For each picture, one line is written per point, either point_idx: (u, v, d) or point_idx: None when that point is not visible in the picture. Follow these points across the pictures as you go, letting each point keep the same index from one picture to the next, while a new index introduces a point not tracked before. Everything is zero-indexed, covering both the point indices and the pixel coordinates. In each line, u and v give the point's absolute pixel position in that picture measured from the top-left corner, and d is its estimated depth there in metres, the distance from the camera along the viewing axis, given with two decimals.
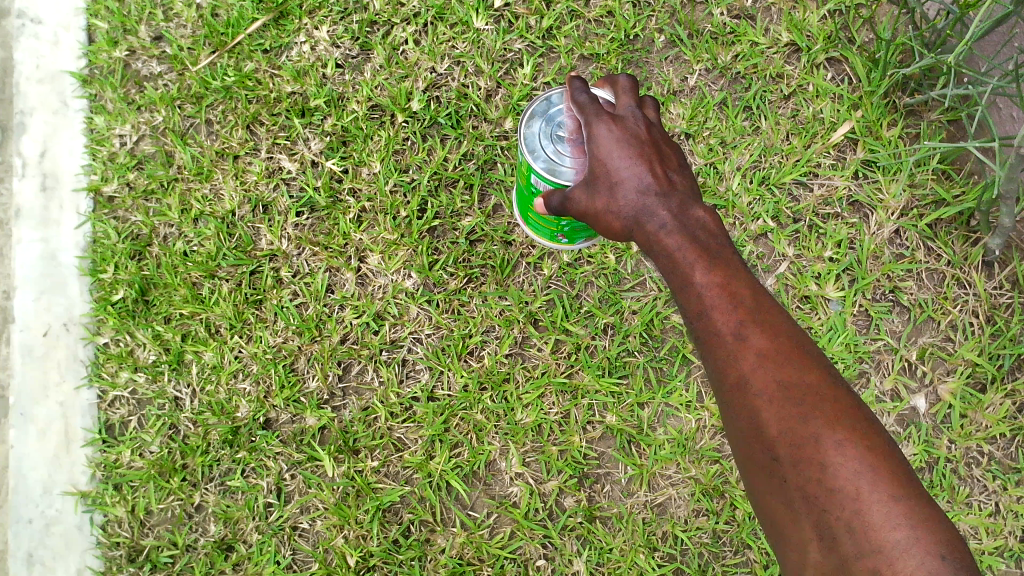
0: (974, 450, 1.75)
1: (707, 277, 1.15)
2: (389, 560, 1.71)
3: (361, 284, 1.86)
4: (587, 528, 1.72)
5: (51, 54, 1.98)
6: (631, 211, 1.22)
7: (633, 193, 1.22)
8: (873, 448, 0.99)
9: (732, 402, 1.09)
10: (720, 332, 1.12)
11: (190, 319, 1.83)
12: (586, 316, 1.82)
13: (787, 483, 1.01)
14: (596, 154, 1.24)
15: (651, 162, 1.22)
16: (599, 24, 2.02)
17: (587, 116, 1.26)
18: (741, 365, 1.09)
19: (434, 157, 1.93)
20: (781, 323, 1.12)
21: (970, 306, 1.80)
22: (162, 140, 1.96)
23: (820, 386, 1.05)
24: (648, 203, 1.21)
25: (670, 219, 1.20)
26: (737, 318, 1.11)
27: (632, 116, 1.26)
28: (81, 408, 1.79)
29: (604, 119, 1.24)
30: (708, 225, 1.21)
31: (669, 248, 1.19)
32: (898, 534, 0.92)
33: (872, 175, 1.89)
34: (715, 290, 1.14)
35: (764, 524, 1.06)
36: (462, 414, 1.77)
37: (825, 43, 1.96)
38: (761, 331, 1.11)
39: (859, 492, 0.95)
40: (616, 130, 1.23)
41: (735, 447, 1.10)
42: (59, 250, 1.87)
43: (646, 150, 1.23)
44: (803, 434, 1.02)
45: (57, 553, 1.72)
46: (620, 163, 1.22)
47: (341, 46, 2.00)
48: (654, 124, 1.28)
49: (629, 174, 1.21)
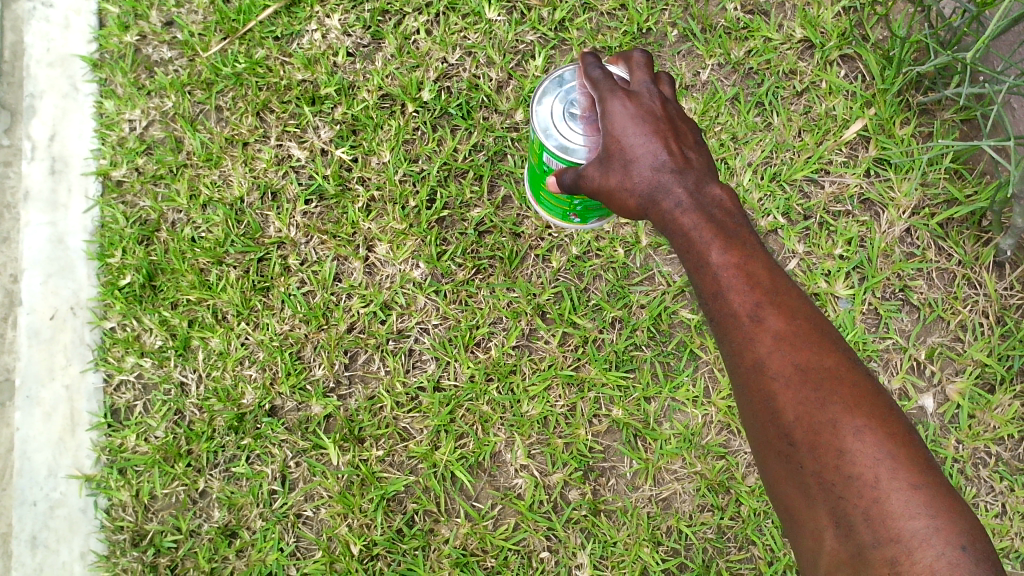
0: (981, 451, 1.74)
1: (723, 257, 1.14)
2: (392, 549, 1.71)
3: (368, 273, 1.85)
4: (591, 521, 1.72)
5: (62, 37, 1.98)
6: (646, 188, 1.21)
7: (649, 170, 1.21)
8: (892, 434, 0.99)
9: (748, 385, 1.08)
10: (736, 313, 1.11)
11: (197, 305, 1.83)
12: (594, 309, 1.82)
13: (803, 469, 1.01)
14: (611, 130, 1.23)
15: (666, 139, 1.21)
16: (611, 17, 2.01)
17: (601, 92, 1.25)
18: (757, 347, 1.08)
19: (444, 147, 1.92)
20: (798, 305, 1.12)
21: (980, 306, 1.80)
22: (172, 126, 1.95)
23: (837, 370, 1.05)
24: (663, 181, 1.20)
25: (686, 197, 1.19)
26: (754, 299, 1.11)
27: (648, 93, 1.25)
28: (87, 392, 1.79)
29: (619, 95, 1.23)
30: (724, 204, 1.21)
31: (685, 227, 1.18)
32: (917, 523, 0.91)
33: (884, 173, 1.88)
34: (732, 271, 1.13)
35: (778, 509, 1.06)
36: (467, 406, 1.77)
37: (839, 40, 1.95)
38: (778, 313, 1.10)
39: (877, 479, 0.95)
40: (631, 106, 1.23)
41: (749, 431, 1.10)
42: (67, 234, 1.86)
43: (662, 126, 1.22)
44: (820, 419, 1.01)
45: (60, 536, 1.72)
46: (635, 140, 1.21)
47: (352, 34, 2.00)
48: (670, 101, 1.27)
49: (644, 152, 1.20)
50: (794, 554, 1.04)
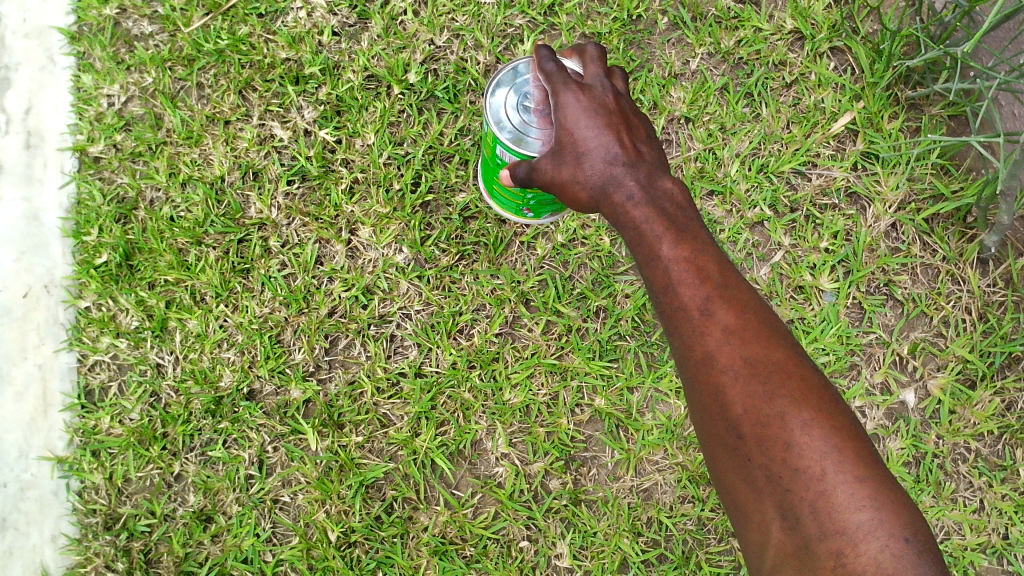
0: (961, 446, 1.74)
1: (674, 251, 1.13)
2: (371, 536, 1.69)
3: (350, 257, 1.82)
4: (571, 511, 1.71)
5: (39, 8, 1.93)
6: (598, 181, 1.19)
7: (600, 162, 1.18)
8: (839, 428, 0.98)
9: (697, 377, 1.07)
10: (687, 307, 1.09)
11: (175, 286, 1.79)
12: (578, 298, 1.81)
13: (751, 462, 1.00)
14: (563, 123, 1.21)
15: (618, 131, 1.19)
16: (602, 3, 1.98)
17: (554, 84, 1.23)
18: (706, 340, 1.07)
19: (430, 130, 1.89)
20: (748, 300, 1.10)
21: (963, 302, 1.80)
22: (151, 102, 1.91)
23: (786, 364, 1.04)
24: (615, 173, 1.18)
25: (637, 190, 1.17)
26: (704, 293, 1.09)
27: (601, 85, 1.23)
28: (61, 372, 1.75)
29: (572, 87, 1.21)
30: (675, 197, 1.18)
31: (636, 220, 1.16)
32: (863, 515, 0.92)
33: (871, 167, 1.87)
34: (682, 265, 1.12)
35: (726, 502, 1.05)
36: (449, 392, 1.75)
37: (830, 32, 1.94)
38: (728, 307, 1.09)
39: (824, 472, 0.95)
40: (584, 99, 1.21)
41: (698, 424, 1.09)
42: (41, 210, 1.82)
43: (614, 119, 1.20)
44: (768, 412, 1.01)
45: (31, 518, 1.69)
46: (587, 132, 1.19)
47: (339, 14, 1.96)
48: (623, 94, 1.25)
49: (596, 143, 1.19)
50: (742, 547, 1.03)
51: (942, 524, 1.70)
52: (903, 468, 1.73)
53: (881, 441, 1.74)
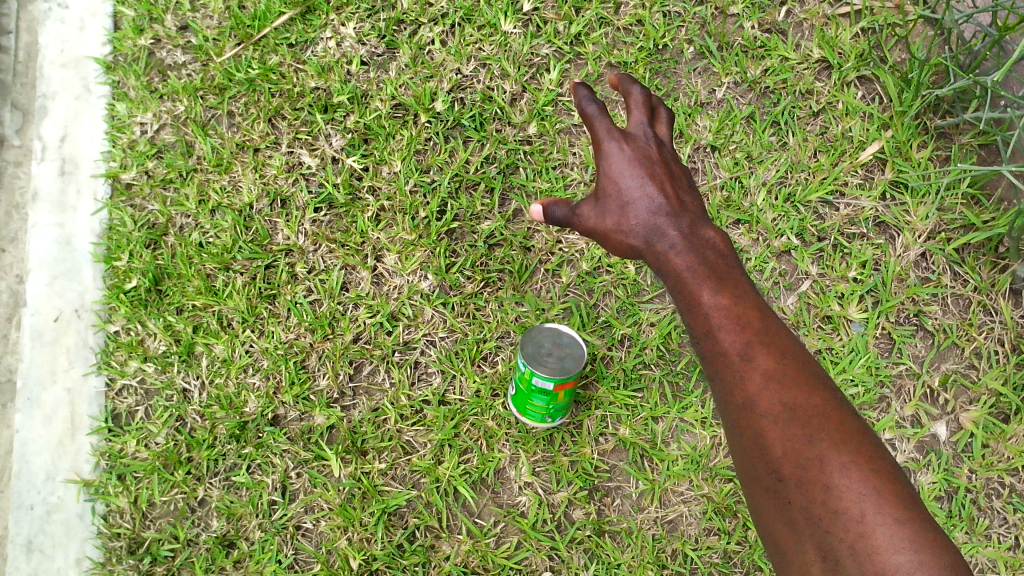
0: (995, 481, 1.70)
1: (715, 298, 1.14)
2: (392, 564, 1.66)
3: (376, 283, 1.83)
4: (595, 542, 1.68)
5: (76, 39, 1.98)
6: (642, 231, 1.23)
7: (645, 212, 1.24)
8: (878, 471, 0.97)
9: (738, 422, 1.07)
10: (727, 352, 1.10)
11: (202, 311, 1.81)
12: (603, 326, 1.80)
13: (791, 505, 0.99)
14: (607, 172, 1.26)
15: (661, 182, 1.25)
16: (627, 33, 2.00)
17: (598, 132, 1.27)
18: (747, 385, 1.07)
19: (456, 158, 1.90)
20: (788, 346, 1.11)
21: (996, 333, 1.76)
22: (183, 130, 1.94)
23: (826, 409, 1.04)
24: (658, 222, 1.23)
25: (679, 239, 1.22)
26: (744, 338, 1.10)
27: (644, 135, 1.28)
28: (89, 396, 1.77)
29: (616, 138, 1.26)
30: (716, 245, 1.23)
31: (677, 266, 1.20)
32: (902, 557, 0.89)
33: (900, 197, 1.85)
34: (723, 312, 1.13)
35: (768, 548, 1.04)
36: (473, 420, 1.74)
37: (857, 60, 1.94)
38: (768, 352, 1.09)
39: (862, 513, 0.93)
40: (627, 149, 1.26)
41: (739, 467, 1.08)
42: (74, 235, 1.85)
43: (656, 171, 1.26)
44: (807, 455, 1.00)
45: (57, 541, 1.69)
46: (631, 182, 1.25)
47: (367, 43, 1.99)
48: (665, 144, 1.30)
49: (639, 194, 1.24)
50: None
51: (977, 561, 1.65)
52: (936, 503, 1.68)
53: (913, 475, 1.70)
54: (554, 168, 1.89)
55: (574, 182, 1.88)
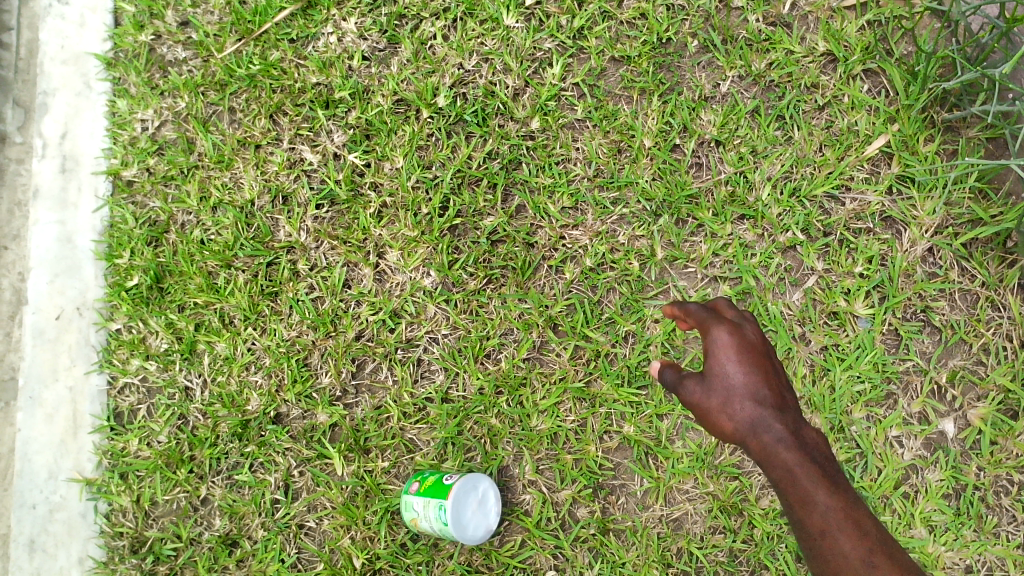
0: (1003, 478, 1.69)
1: (829, 498, 1.12)
2: (396, 564, 1.68)
3: (378, 280, 1.83)
4: (599, 540, 1.69)
5: (77, 35, 1.95)
6: (746, 419, 1.16)
7: (750, 403, 1.16)
8: None
9: None
10: (847, 556, 1.10)
11: (204, 309, 1.80)
12: (607, 323, 1.78)
13: None
14: (713, 358, 1.17)
15: (767, 374, 1.18)
16: (631, 26, 1.94)
17: (704, 324, 1.19)
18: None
19: (458, 154, 1.88)
20: (894, 545, 1.11)
21: (1004, 329, 1.74)
22: (184, 126, 1.93)
23: None
24: (763, 415, 1.16)
25: (787, 432, 1.15)
26: (865, 545, 1.10)
27: (747, 326, 1.21)
28: (90, 395, 1.77)
29: (726, 325, 1.18)
30: (820, 445, 1.17)
31: (788, 462, 1.14)
32: None
33: (906, 191, 1.82)
34: (841, 515, 1.11)
35: None
36: (476, 418, 1.73)
37: (863, 53, 1.88)
38: (888, 558, 1.09)
39: None
40: (736, 335, 1.17)
41: None
42: (75, 233, 1.85)
43: (764, 364, 1.18)
44: None
45: (60, 540, 1.71)
46: (736, 371, 1.16)
47: (369, 38, 1.95)
48: (752, 325, 1.23)
49: (747, 385, 1.16)
50: None
51: (984, 558, 1.65)
52: (943, 500, 1.68)
53: (918, 472, 1.70)
54: (558, 163, 1.87)
55: (576, 178, 1.86)
